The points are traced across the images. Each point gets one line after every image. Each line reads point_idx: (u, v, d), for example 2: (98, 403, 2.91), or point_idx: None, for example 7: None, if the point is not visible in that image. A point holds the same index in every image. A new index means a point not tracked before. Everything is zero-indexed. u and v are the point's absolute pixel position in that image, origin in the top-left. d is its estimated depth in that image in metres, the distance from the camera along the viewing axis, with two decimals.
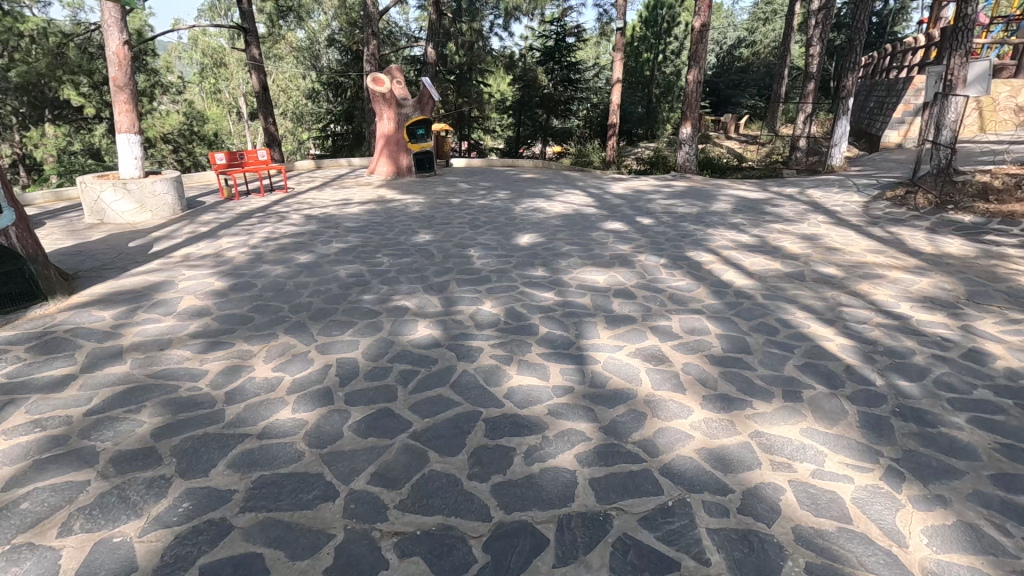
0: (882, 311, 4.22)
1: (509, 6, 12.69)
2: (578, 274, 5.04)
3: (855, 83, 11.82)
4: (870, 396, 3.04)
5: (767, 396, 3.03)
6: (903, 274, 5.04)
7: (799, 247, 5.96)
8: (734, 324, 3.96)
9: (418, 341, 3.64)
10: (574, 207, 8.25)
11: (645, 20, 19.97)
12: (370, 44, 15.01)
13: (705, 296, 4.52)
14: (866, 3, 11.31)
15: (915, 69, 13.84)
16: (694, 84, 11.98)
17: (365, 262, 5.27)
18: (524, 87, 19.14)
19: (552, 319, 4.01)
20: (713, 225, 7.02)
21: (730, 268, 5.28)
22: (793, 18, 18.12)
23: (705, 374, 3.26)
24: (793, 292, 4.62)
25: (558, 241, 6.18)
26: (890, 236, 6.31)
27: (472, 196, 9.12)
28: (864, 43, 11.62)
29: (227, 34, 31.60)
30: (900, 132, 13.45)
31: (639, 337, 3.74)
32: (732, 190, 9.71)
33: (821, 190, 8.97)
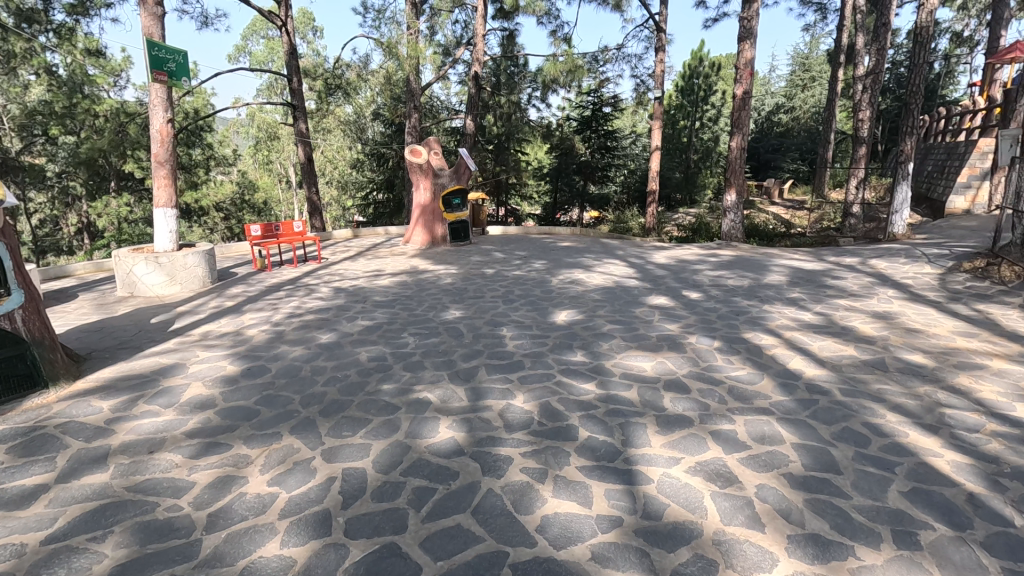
0: (994, 415, 3.50)
1: (548, 78, 12.87)
2: (623, 360, 4.51)
3: (914, 147, 11.23)
4: (1012, 543, 2.34)
5: (874, 541, 2.36)
6: (1008, 365, 4.30)
7: (872, 328, 5.27)
8: (813, 430, 3.31)
9: (438, 448, 3.13)
10: (613, 278, 7.81)
11: (682, 89, 20.10)
12: (411, 117, 15.44)
13: (772, 391, 3.89)
14: (922, 67, 10.91)
15: (976, 131, 13.24)
16: (738, 150, 11.64)
17: (389, 344, 4.90)
18: (561, 156, 19.28)
19: (593, 420, 3.46)
20: (768, 300, 6.42)
21: (797, 353, 4.65)
22: (837, 83, 17.86)
23: (786, 503, 2.62)
24: (877, 386, 3.95)
25: (599, 319, 5.70)
26: (978, 316, 5.57)
27: (507, 266, 8.83)
28: (921, 107, 11.12)
29: (282, 111, 33.71)
30: (967, 198, 12.62)
31: (698, 446, 3.14)
32: (784, 259, 9.12)
33: (886, 261, 8.30)
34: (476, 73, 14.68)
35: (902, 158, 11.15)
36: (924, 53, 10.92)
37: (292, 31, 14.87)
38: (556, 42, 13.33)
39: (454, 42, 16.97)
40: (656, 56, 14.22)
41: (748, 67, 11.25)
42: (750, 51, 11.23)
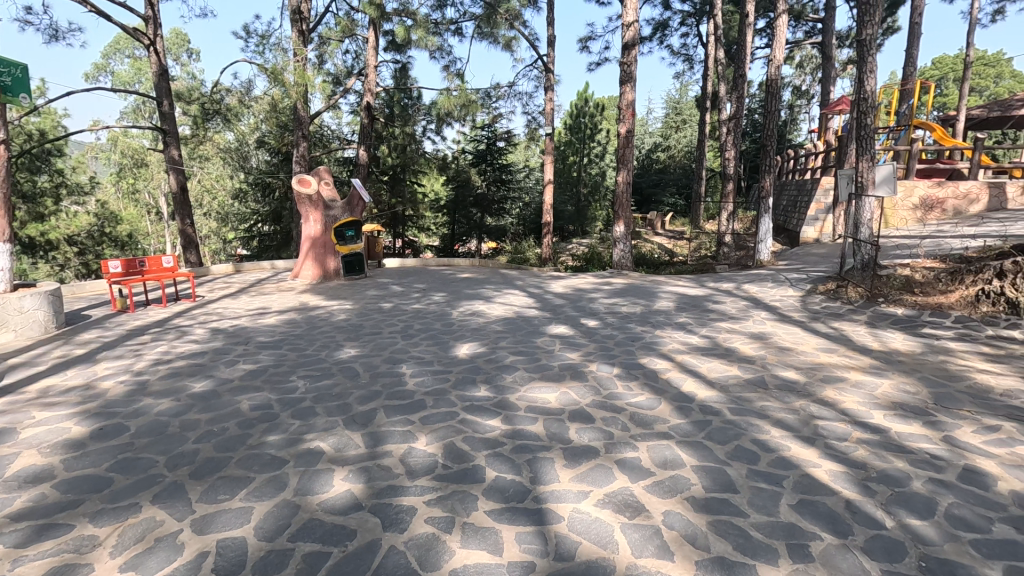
0: (858, 424, 3.85)
1: (442, 111, 12.92)
2: (527, 392, 4.46)
3: (773, 184, 12.59)
4: (888, 545, 2.52)
5: (773, 557, 2.44)
6: (863, 376, 4.81)
7: (751, 348, 5.70)
8: (710, 451, 3.43)
9: (333, 504, 2.84)
10: (514, 309, 7.84)
11: (570, 126, 21.26)
12: (299, 146, 14.74)
13: (670, 415, 4.02)
14: (774, 113, 12.35)
15: (819, 170, 15.24)
16: (624, 184, 12.34)
17: (276, 389, 4.45)
18: (458, 188, 19.35)
19: (500, 458, 3.34)
20: (660, 326, 6.75)
21: (688, 376, 4.89)
22: (704, 126, 19.76)
23: (692, 529, 2.65)
24: (760, 404, 4.22)
25: (502, 350, 5.65)
26: (835, 333, 6.25)
27: (406, 299, 8.56)
28: (776, 148, 12.53)
29: (150, 136, 30.85)
30: (816, 228, 14.35)
31: (606, 477, 3.12)
32: (670, 286, 9.72)
33: (756, 285, 9.14)
34: (368, 103, 14.36)
35: (762, 194, 12.48)
36: (775, 102, 12.39)
37: (162, 50, 13.69)
38: (450, 77, 13.49)
39: (345, 72, 16.62)
40: (546, 94, 14.89)
41: (630, 108, 12.09)
42: (631, 93, 12.09)
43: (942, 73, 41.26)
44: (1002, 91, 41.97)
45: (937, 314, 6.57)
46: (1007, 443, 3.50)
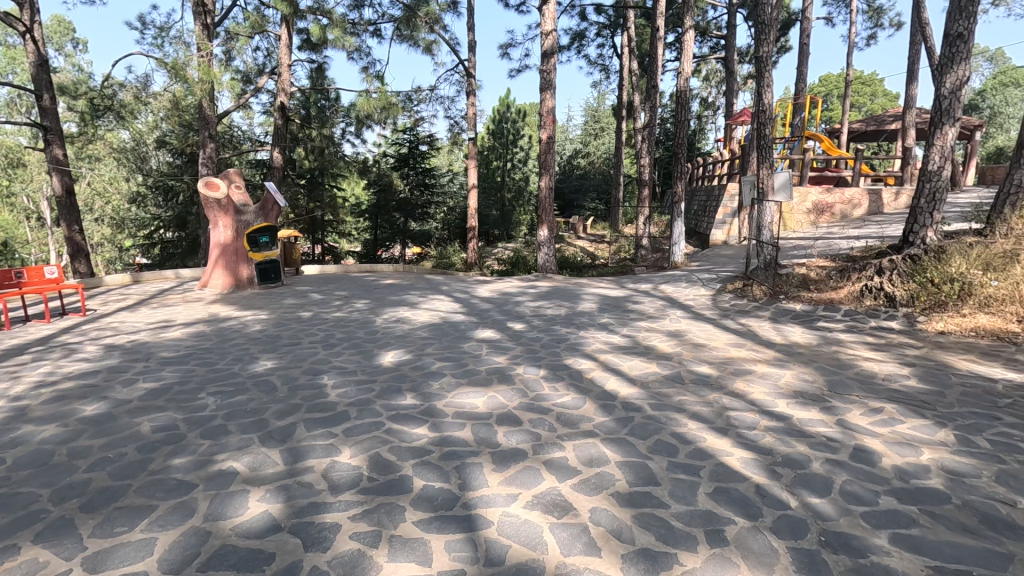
0: (765, 412, 4.14)
1: (361, 113, 12.58)
2: (455, 398, 4.42)
3: (685, 189, 13.31)
4: (792, 523, 2.71)
5: (692, 544, 2.56)
6: (768, 368, 5.19)
7: (669, 345, 5.98)
8: (632, 447, 3.55)
9: (250, 527, 2.67)
10: (440, 314, 7.75)
11: (492, 132, 21.57)
12: (206, 147, 13.84)
13: (595, 413, 4.12)
14: (685, 123, 13.08)
15: (726, 177, 16.31)
16: (547, 190, 12.58)
17: (183, 408, 4.12)
18: (380, 192, 18.92)
19: (428, 467, 3.28)
20: (583, 327, 6.93)
21: (611, 374, 5.05)
22: (621, 134, 20.55)
23: (618, 524, 2.73)
24: (678, 398, 4.43)
25: (428, 357, 5.57)
26: (743, 328, 6.69)
27: (326, 307, 8.25)
28: (687, 155, 13.26)
29: (28, 134, 27.81)
30: (724, 231, 15.34)
31: (534, 479, 3.15)
32: (593, 288, 10.02)
33: (671, 286, 9.61)
34: (282, 102, 13.71)
35: (675, 199, 13.17)
36: (685, 112, 13.13)
37: (41, 39, 12.37)
38: (369, 79, 13.17)
39: (256, 70, 15.80)
40: (468, 99, 14.91)
41: (551, 115, 12.37)
42: (551, 100, 12.36)
43: (828, 90, 45.48)
44: (876, 107, 46.97)
45: (829, 308, 7.22)
46: (890, 422, 3.89)
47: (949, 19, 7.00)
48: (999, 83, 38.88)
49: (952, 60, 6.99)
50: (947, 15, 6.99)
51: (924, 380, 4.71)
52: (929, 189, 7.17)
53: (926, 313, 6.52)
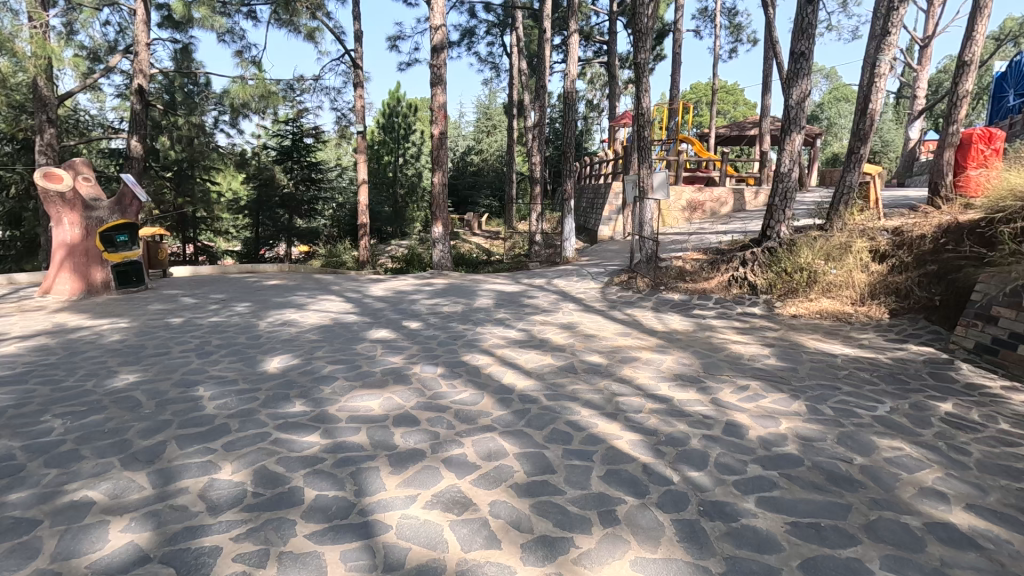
0: (649, 396, 4.43)
1: (235, 101, 11.61)
2: (348, 402, 4.23)
3: (573, 187, 13.84)
4: (675, 497, 2.93)
5: (587, 527, 2.67)
6: (652, 354, 5.56)
7: (562, 337, 6.20)
8: (529, 438, 3.63)
9: (111, 562, 2.37)
10: (330, 315, 7.39)
11: (383, 126, 21.01)
12: (44, 133, 12.01)
13: (493, 408, 4.16)
14: (572, 123, 13.60)
15: (611, 176, 17.18)
16: (440, 186, 12.46)
17: (20, 435, 3.55)
18: (260, 186, 17.63)
19: (321, 476, 3.12)
20: (480, 323, 6.97)
21: (508, 368, 5.13)
22: (513, 132, 20.88)
23: (517, 514, 2.78)
24: (571, 387, 4.61)
25: (318, 360, 5.29)
26: (629, 318, 7.11)
27: (200, 312, 7.54)
28: (575, 154, 13.78)
29: None
30: (610, 227, 16.19)
31: (434, 478, 3.11)
32: (488, 284, 10.10)
33: (563, 280, 9.96)
34: (140, 85, 12.29)
35: (565, 196, 13.66)
36: (572, 112, 13.63)
37: None
38: (243, 64, 12.20)
39: (106, 47, 14.03)
40: (355, 91, 14.35)
41: (442, 110, 12.26)
42: (441, 96, 12.25)
43: (697, 97, 49.59)
44: (738, 115, 52.08)
45: (702, 297, 7.90)
46: (755, 398, 4.34)
47: (794, 39, 7.90)
48: (833, 98, 44.84)
49: (796, 75, 7.92)
50: (792, 35, 7.88)
51: (781, 359, 5.32)
52: (781, 189, 8.07)
53: (781, 299, 7.36)
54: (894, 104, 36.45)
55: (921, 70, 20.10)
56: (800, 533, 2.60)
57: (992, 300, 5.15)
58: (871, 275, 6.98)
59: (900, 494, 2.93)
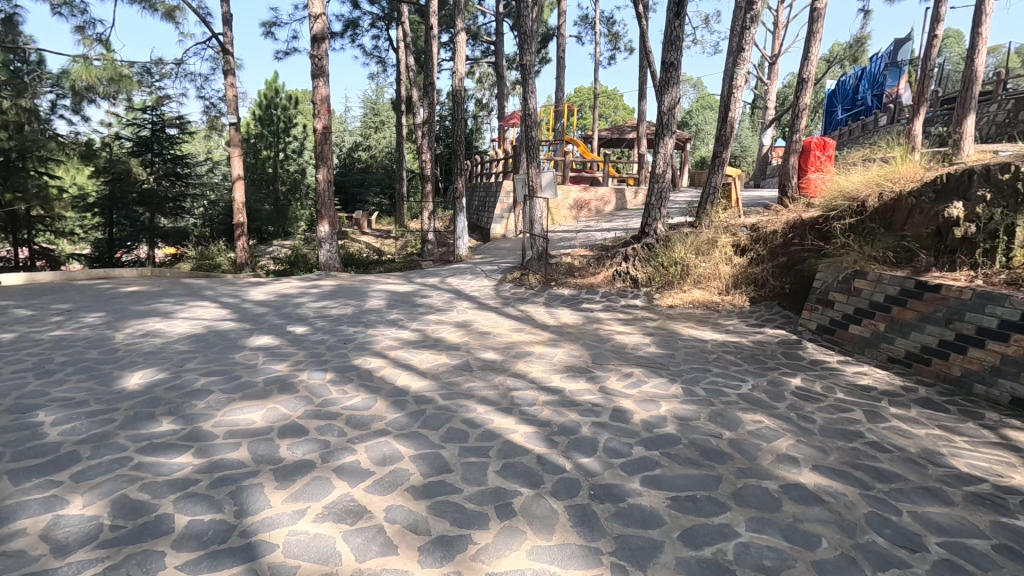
0: (542, 389, 4.57)
1: (77, 84, 10.22)
2: (225, 416, 3.90)
3: (465, 186, 13.86)
4: (568, 484, 3.05)
5: (484, 522, 2.70)
6: (544, 348, 5.74)
7: (457, 336, 6.18)
8: (425, 439, 3.59)
9: None
10: (203, 323, 6.77)
11: (260, 118, 19.57)
12: None
13: (386, 411, 4.05)
14: (462, 121, 13.58)
15: (502, 174, 17.46)
16: (325, 183, 11.88)
17: None
18: (113, 181, 15.59)
19: (195, 499, 2.84)
20: (372, 324, 6.75)
21: (402, 370, 5.02)
22: (402, 128, 20.45)
23: (413, 517, 2.73)
24: (467, 385, 4.62)
25: (189, 373, 4.80)
26: (522, 314, 7.28)
27: (40, 325, 6.55)
28: (466, 153, 13.80)
29: None
30: (502, 226, 16.44)
31: (324, 489, 2.96)
32: (380, 284, 9.83)
33: (457, 278, 9.95)
34: None
35: (457, 195, 13.64)
36: (461, 110, 13.62)
37: None
38: (87, 42, 10.74)
39: None
40: (225, 79, 13.22)
41: (325, 104, 11.68)
42: (324, 88, 11.68)
43: (581, 101, 51.86)
44: (618, 118, 55.26)
45: (590, 291, 8.30)
46: (638, 384, 4.63)
47: (665, 49, 8.51)
48: (700, 106, 49.03)
49: (667, 83, 8.56)
50: (663, 46, 8.46)
51: (660, 346, 5.73)
52: (657, 188, 8.68)
53: (659, 291, 7.93)
54: (750, 114, 40.59)
55: (770, 84, 22.59)
56: (679, 506, 2.82)
57: (829, 286, 5.95)
58: (734, 267, 7.74)
59: (760, 462, 3.28)
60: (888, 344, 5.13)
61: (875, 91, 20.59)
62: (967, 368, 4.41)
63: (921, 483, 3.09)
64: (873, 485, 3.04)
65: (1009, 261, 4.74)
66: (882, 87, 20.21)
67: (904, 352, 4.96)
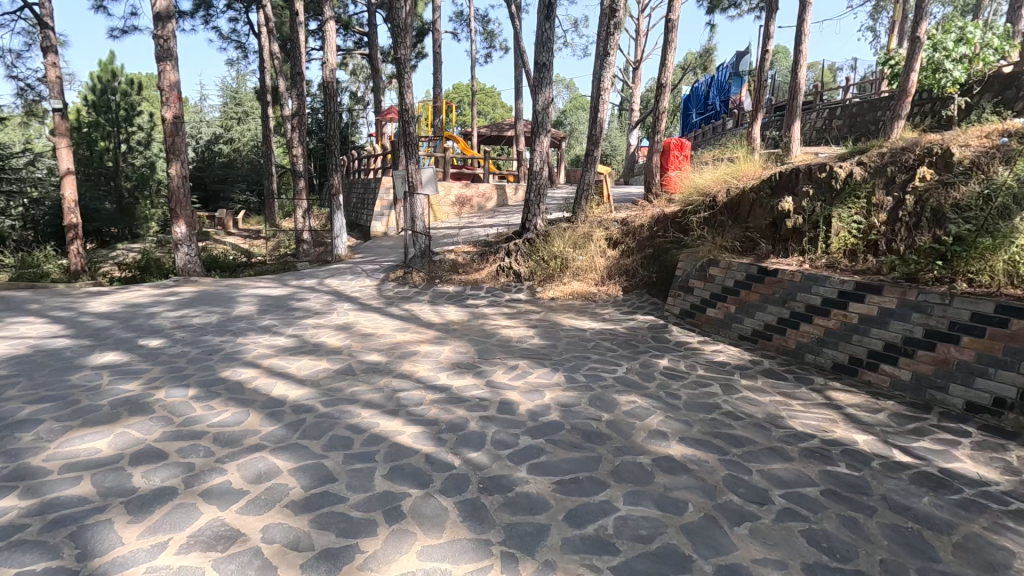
0: (429, 387, 4.52)
1: None
2: (61, 448, 3.38)
3: (341, 182, 13.29)
4: (457, 481, 3.05)
5: (372, 528, 2.61)
6: (430, 346, 5.69)
7: (338, 339, 5.92)
8: (305, 450, 3.39)
9: None
10: (28, 342, 5.80)
11: (94, 104, 17.00)
12: None
13: (261, 425, 3.77)
14: (334, 114, 12.96)
15: (380, 170, 16.99)
16: (178, 178, 10.72)
17: None
18: None
19: (24, 548, 2.44)
20: (241, 332, 6.23)
21: (278, 378, 4.70)
22: (268, 120, 19.05)
23: (295, 534, 2.57)
24: (350, 390, 4.44)
25: (10, 402, 4.08)
26: (406, 313, 7.15)
27: None
28: (340, 147, 13.22)
29: None
30: (383, 223, 16.01)
31: (189, 516, 2.69)
32: (250, 289, 9.10)
33: (337, 279, 9.53)
34: None
35: (333, 191, 13.03)
36: (334, 102, 13.01)
37: None
38: None
39: None
40: (45, 57, 11.39)
41: (174, 91, 10.52)
42: (172, 73, 10.49)
43: (460, 97, 52.05)
44: (497, 116, 56.16)
45: (474, 287, 8.37)
46: (524, 375, 4.77)
47: (537, 50, 8.79)
48: (573, 106, 51.39)
49: (541, 84, 8.85)
50: (536, 47, 8.73)
51: (543, 338, 5.94)
52: (535, 185, 8.96)
53: (541, 284, 8.22)
54: (618, 115, 43.35)
55: (634, 88, 24.27)
56: (564, 489, 2.95)
57: (689, 275, 6.57)
58: (607, 259, 8.24)
59: (636, 439, 3.54)
60: (738, 323, 5.76)
61: (722, 97, 22.92)
62: (800, 340, 5.08)
63: (766, 444, 3.52)
64: (729, 450, 3.42)
65: (828, 247, 5.54)
66: (728, 93, 22.54)
67: (751, 330, 5.61)
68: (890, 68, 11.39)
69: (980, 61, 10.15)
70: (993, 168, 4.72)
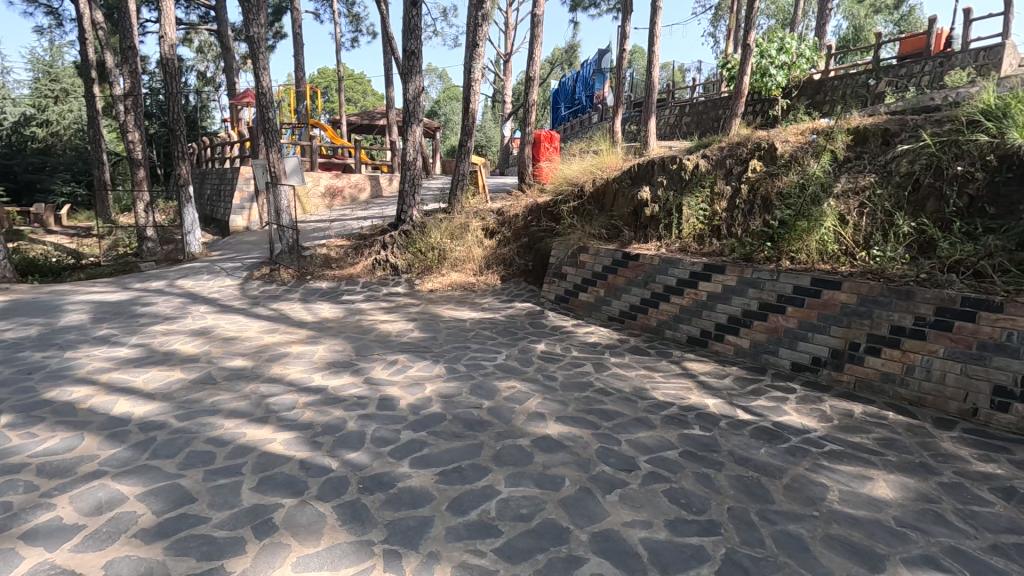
0: (302, 390, 4.27)
1: None
2: None
3: (190, 171, 12.05)
4: (334, 484, 2.92)
5: (239, 546, 2.42)
6: (302, 347, 5.36)
7: (193, 346, 5.36)
8: (157, 471, 3.04)
9: None
10: None
11: None
12: None
13: (100, 448, 3.31)
14: (177, 95, 11.61)
15: (237, 159, 15.60)
16: None
17: None
18: None
19: None
20: (70, 345, 5.40)
21: (120, 394, 4.15)
22: (94, 101, 16.50)
23: (146, 565, 2.30)
24: (210, 400, 4.05)
25: None
26: (274, 313, 6.66)
27: None
28: (186, 133, 11.88)
29: None
30: (244, 217, 14.74)
31: (5, 565, 2.29)
32: (80, 295, 7.90)
33: (191, 280, 8.61)
34: None
35: (181, 182, 11.74)
36: (176, 83, 11.67)
37: None
38: None
39: None
40: None
41: None
42: None
43: (326, 83, 49.54)
44: (367, 104, 54.15)
45: (350, 283, 8.03)
46: (403, 369, 4.68)
47: (404, 37, 8.59)
48: (446, 96, 51.10)
49: (410, 71, 8.64)
50: (403, 33, 8.51)
51: (423, 330, 5.87)
52: (409, 175, 8.78)
53: (419, 277, 8.10)
54: (491, 106, 43.91)
55: (505, 80, 24.66)
56: (447, 480, 2.95)
57: (562, 262, 6.87)
58: (485, 249, 8.35)
59: (516, 423, 3.64)
60: (607, 306, 6.13)
61: (588, 93, 24.10)
62: (660, 318, 5.54)
63: (633, 415, 3.81)
64: (601, 424, 3.65)
65: (681, 233, 6.10)
66: (592, 89, 23.77)
67: (619, 311, 6.00)
68: (727, 71, 12.72)
69: (797, 68, 11.73)
70: (807, 160, 5.48)
